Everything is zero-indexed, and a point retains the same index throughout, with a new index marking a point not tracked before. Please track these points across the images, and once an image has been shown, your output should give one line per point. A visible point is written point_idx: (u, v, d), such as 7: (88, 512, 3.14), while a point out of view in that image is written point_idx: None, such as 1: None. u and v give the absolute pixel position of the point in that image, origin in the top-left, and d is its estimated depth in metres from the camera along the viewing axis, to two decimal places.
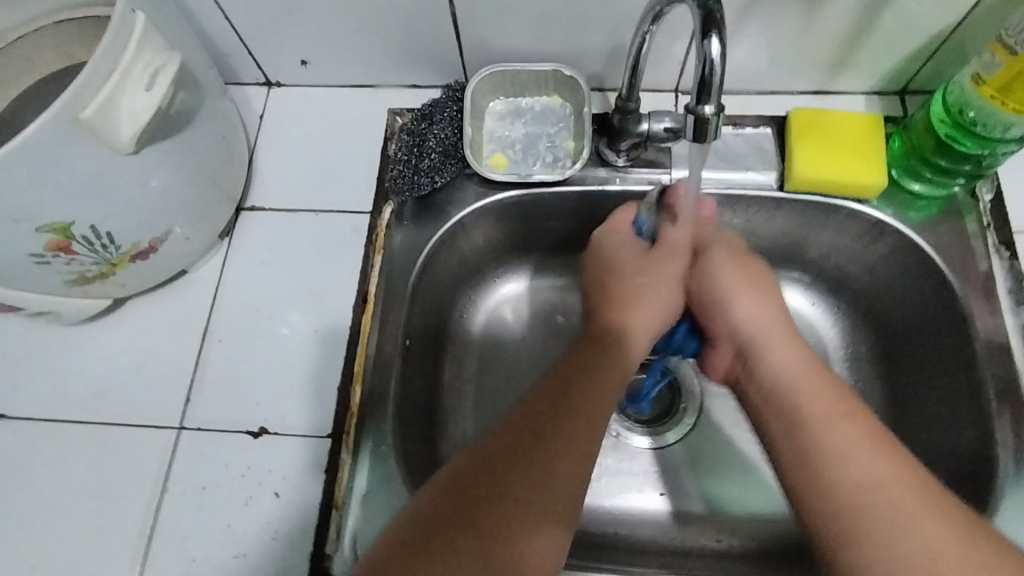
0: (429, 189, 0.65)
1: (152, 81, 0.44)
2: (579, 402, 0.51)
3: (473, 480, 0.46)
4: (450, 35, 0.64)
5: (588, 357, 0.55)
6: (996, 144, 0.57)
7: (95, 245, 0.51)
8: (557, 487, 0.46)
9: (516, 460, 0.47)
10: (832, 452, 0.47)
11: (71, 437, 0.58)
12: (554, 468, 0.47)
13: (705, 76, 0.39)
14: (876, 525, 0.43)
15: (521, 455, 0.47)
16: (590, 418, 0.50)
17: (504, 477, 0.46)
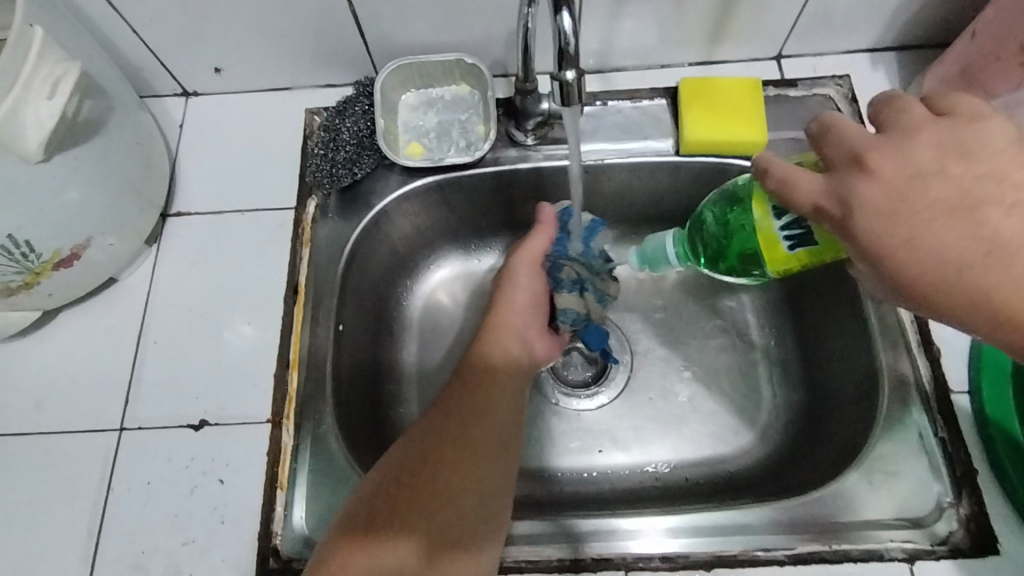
0: (350, 181, 0.68)
1: (54, 90, 0.47)
2: (482, 405, 0.56)
3: (398, 481, 0.52)
4: (355, 32, 0.67)
5: (483, 374, 0.58)
6: None
7: (14, 254, 0.52)
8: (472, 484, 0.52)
9: (433, 458, 0.53)
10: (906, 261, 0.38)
11: (10, 448, 0.59)
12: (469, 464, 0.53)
13: (562, 46, 0.43)
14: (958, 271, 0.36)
15: (439, 452, 0.53)
16: (490, 429, 0.55)
17: (426, 475, 0.52)
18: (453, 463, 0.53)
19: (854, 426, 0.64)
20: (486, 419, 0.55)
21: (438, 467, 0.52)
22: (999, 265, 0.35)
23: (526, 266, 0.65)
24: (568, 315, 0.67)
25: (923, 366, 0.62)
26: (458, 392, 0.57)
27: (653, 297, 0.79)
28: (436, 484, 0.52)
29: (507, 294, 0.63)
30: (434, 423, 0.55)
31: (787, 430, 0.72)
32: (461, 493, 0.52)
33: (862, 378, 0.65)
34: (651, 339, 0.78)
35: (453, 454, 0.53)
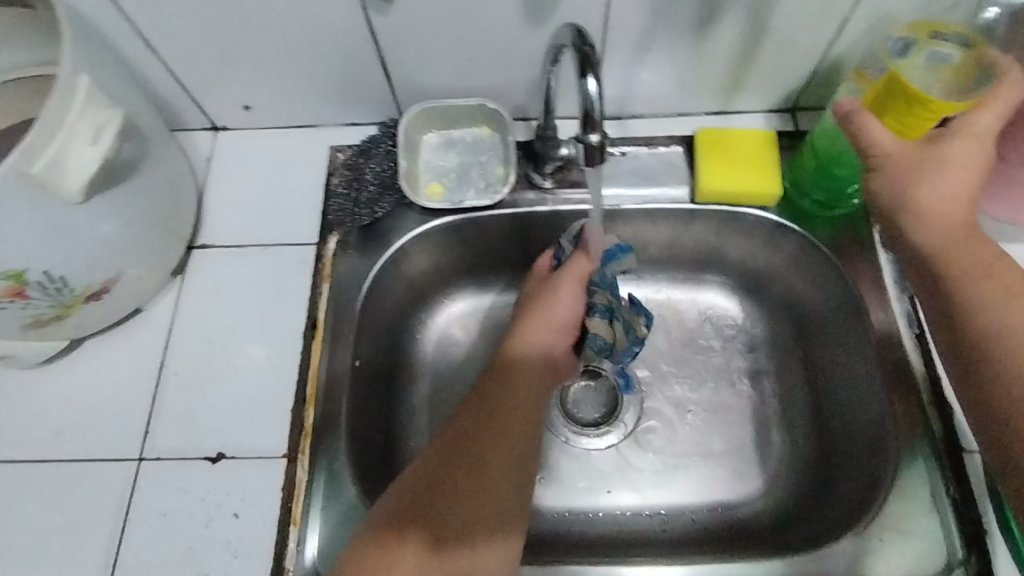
0: (370, 220, 0.70)
1: (97, 136, 0.49)
2: (500, 414, 0.59)
3: (421, 491, 0.54)
4: (381, 76, 0.69)
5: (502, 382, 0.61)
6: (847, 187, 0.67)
7: (49, 289, 0.53)
8: (487, 488, 0.55)
9: (454, 468, 0.55)
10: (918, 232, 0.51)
11: (32, 476, 0.61)
12: (486, 471, 0.55)
13: (587, 109, 0.44)
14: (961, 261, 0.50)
15: (454, 463, 0.55)
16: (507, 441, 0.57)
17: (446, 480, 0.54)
18: (474, 475, 0.55)
19: (869, 478, 0.64)
20: (507, 433, 0.58)
21: (459, 477, 0.55)
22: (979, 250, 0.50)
23: (563, 287, 0.67)
24: (596, 342, 0.68)
25: (937, 419, 0.62)
26: (476, 405, 0.60)
27: (664, 339, 0.80)
28: (457, 492, 0.54)
29: (543, 311, 0.66)
30: (455, 434, 0.57)
31: (798, 478, 0.72)
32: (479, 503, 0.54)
33: (875, 428, 0.65)
34: (662, 381, 0.78)
35: (471, 465, 0.55)
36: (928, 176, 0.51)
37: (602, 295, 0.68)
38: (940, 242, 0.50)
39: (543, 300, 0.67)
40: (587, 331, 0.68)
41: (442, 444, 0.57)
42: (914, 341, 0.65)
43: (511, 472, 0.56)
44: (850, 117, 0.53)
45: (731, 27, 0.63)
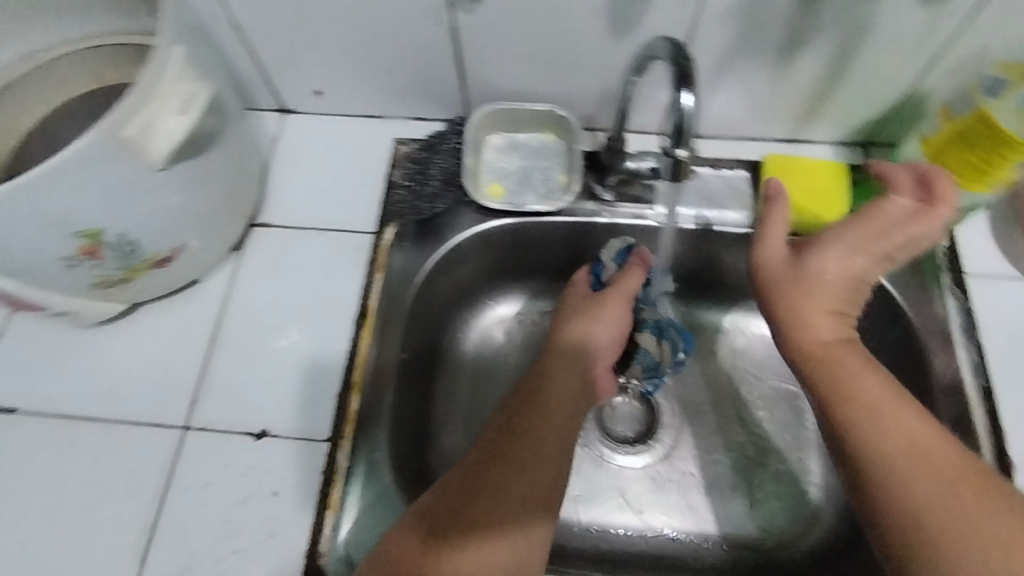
0: (430, 214, 0.70)
1: (186, 105, 0.49)
2: (537, 425, 0.57)
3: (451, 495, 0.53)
4: (455, 73, 0.70)
5: (543, 385, 0.60)
6: None
7: (121, 252, 0.54)
8: (512, 495, 0.52)
9: (486, 478, 0.53)
10: (835, 368, 0.50)
11: (80, 433, 0.62)
12: (517, 481, 0.53)
13: (681, 125, 0.44)
14: (872, 415, 0.47)
15: (489, 466, 0.54)
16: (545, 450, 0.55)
17: (479, 481, 0.53)
18: (505, 485, 0.53)
19: None
20: (538, 450, 0.55)
21: (489, 486, 0.53)
22: (846, 406, 0.48)
23: (607, 304, 0.65)
24: (644, 356, 0.73)
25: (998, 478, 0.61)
26: (519, 408, 0.58)
27: (709, 363, 0.79)
28: (486, 499, 0.52)
29: (588, 320, 0.65)
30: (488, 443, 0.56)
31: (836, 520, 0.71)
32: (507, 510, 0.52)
33: None
34: (703, 406, 0.77)
35: (502, 475, 0.53)
36: (807, 304, 0.52)
37: (650, 313, 0.73)
38: (807, 367, 0.51)
39: (585, 317, 0.65)
40: (635, 346, 0.73)
41: (484, 445, 0.56)
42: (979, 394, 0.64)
43: (540, 483, 0.54)
44: (772, 200, 0.56)
45: (816, 55, 0.62)
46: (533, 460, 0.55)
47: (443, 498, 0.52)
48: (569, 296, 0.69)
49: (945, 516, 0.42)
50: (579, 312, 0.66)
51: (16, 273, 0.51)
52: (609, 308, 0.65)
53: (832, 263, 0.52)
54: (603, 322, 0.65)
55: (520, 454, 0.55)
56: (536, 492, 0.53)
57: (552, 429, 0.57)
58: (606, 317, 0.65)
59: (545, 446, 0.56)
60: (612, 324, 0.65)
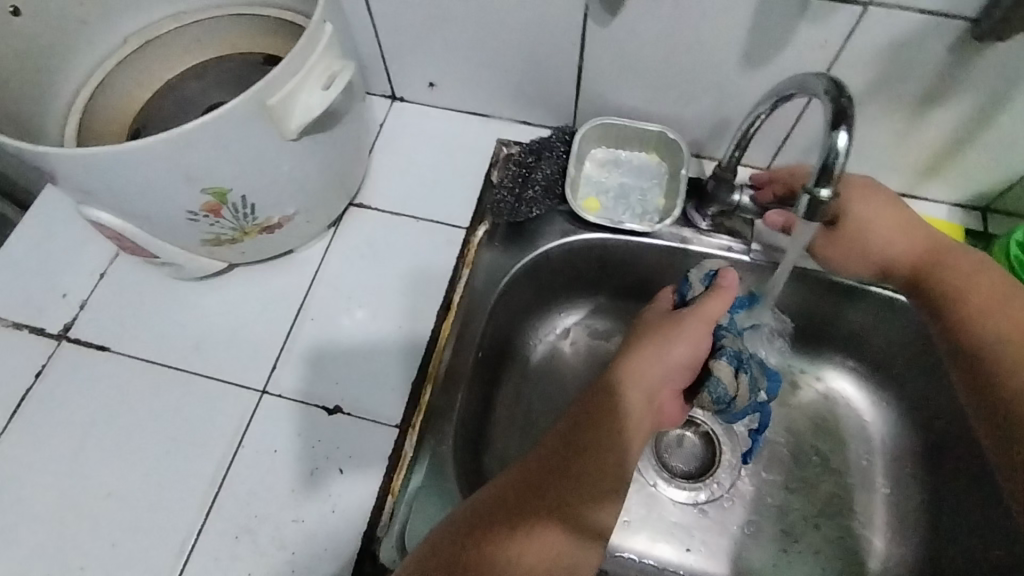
0: (524, 218, 0.70)
1: (329, 81, 0.51)
2: (598, 447, 0.54)
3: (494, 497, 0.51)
4: (573, 83, 0.70)
5: (611, 404, 0.57)
6: None
7: (239, 213, 0.56)
8: (559, 509, 0.50)
9: (537, 489, 0.51)
10: (949, 305, 0.54)
11: (164, 381, 0.63)
12: (569, 497, 0.51)
13: (829, 163, 0.43)
14: (991, 334, 0.51)
15: (547, 478, 0.52)
16: (605, 476, 0.53)
17: (535, 489, 0.51)
18: (555, 496, 0.51)
19: None
20: (596, 472, 0.53)
21: (539, 498, 0.51)
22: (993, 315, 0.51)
23: (685, 329, 0.61)
24: (717, 388, 0.63)
25: None
26: (583, 424, 0.56)
27: (783, 410, 0.76)
28: (536, 508, 0.50)
29: (660, 347, 0.60)
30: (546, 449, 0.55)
31: None
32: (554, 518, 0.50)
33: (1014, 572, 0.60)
34: (771, 453, 0.74)
35: (552, 486, 0.52)
36: (937, 270, 0.55)
37: (731, 341, 0.65)
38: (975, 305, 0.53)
39: (659, 341, 0.61)
40: (709, 373, 0.63)
41: (546, 455, 0.54)
42: None
43: (592, 508, 0.51)
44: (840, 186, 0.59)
45: (953, 111, 0.60)
46: (591, 477, 0.53)
47: (498, 497, 0.51)
48: (646, 316, 0.65)
49: None
50: (654, 331, 0.62)
51: (141, 219, 0.53)
52: (686, 331, 0.61)
53: (897, 243, 0.58)
54: (679, 346, 0.60)
55: (580, 471, 0.53)
56: (585, 513, 0.51)
57: (614, 454, 0.54)
58: (682, 340, 0.60)
59: (604, 471, 0.53)
60: (688, 350, 0.60)
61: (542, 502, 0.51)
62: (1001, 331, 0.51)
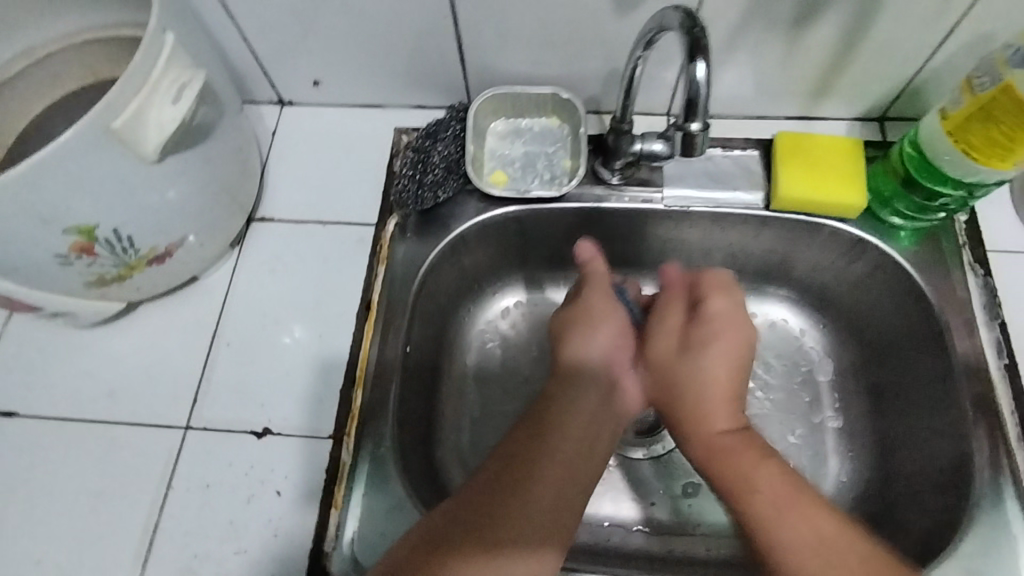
0: (432, 204, 0.67)
1: (178, 94, 0.48)
2: (530, 464, 0.52)
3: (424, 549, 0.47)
4: (456, 58, 0.68)
5: (548, 418, 0.56)
6: (943, 197, 0.62)
7: (116, 248, 0.53)
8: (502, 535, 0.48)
9: (480, 512, 0.49)
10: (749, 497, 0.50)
11: (81, 435, 0.60)
12: (527, 515, 0.49)
13: (692, 96, 0.45)
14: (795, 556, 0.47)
15: (493, 500, 0.50)
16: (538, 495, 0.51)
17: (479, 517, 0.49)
18: (499, 523, 0.49)
19: (937, 516, 0.61)
20: (533, 485, 0.51)
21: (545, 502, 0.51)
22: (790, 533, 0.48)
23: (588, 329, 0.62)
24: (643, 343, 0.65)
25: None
26: (511, 447, 0.54)
27: None
28: (460, 554, 0.47)
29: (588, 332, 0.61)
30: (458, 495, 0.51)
31: (858, 508, 0.68)
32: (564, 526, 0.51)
33: (950, 463, 0.62)
34: None
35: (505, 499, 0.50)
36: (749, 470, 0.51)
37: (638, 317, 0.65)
38: (780, 525, 0.48)
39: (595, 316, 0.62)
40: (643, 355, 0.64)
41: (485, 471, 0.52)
42: (1003, 374, 0.61)
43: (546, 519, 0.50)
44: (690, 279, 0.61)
45: (828, 24, 0.60)
46: (533, 487, 0.51)
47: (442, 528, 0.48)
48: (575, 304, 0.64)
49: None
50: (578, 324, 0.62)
51: (7, 272, 0.50)
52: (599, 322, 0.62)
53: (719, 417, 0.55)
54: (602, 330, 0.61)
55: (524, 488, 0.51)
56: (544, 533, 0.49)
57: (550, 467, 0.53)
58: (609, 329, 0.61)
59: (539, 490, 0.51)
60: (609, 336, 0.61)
61: (484, 534, 0.48)
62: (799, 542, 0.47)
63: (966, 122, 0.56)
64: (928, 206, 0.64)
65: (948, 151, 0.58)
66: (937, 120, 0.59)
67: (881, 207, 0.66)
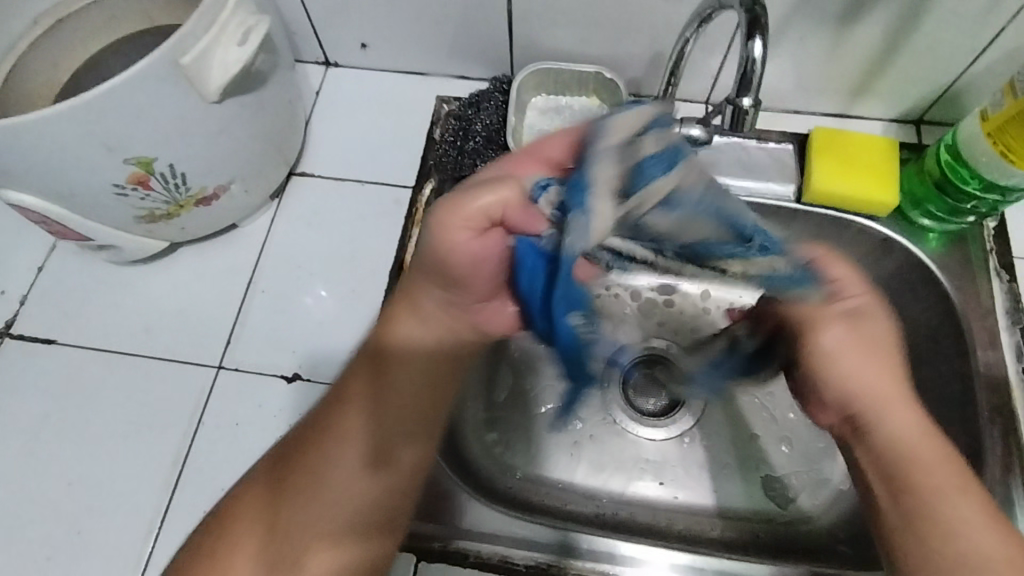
0: (470, 171, 0.69)
1: (245, 37, 0.49)
2: (379, 448, 0.48)
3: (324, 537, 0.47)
4: (504, 31, 0.69)
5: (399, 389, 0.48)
6: (977, 200, 0.63)
7: (169, 183, 0.54)
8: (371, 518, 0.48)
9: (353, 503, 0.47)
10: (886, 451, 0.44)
11: (117, 366, 0.62)
12: (388, 497, 0.49)
13: (748, 72, 0.49)
14: (946, 525, 0.42)
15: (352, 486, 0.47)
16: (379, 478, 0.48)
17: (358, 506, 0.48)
18: (368, 507, 0.48)
19: None
20: (388, 468, 0.48)
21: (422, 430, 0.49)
22: (908, 494, 0.43)
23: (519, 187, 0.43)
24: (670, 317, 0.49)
25: None
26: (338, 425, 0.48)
27: None
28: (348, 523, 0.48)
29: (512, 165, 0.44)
30: (323, 521, 0.47)
31: None
32: (421, 433, 0.49)
33: None
34: None
35: (309, 494, 0.47)
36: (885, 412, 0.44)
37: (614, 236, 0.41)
38: (942, 486, 0.43)
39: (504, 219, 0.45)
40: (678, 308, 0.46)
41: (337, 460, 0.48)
42: (1019, 379, 0.63)
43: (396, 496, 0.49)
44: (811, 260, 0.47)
45: (876, 21, 0.61)
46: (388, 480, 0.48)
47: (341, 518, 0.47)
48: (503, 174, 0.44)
49: (958, 540, 0.42)
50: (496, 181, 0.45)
51: (65, 197, 0.52)
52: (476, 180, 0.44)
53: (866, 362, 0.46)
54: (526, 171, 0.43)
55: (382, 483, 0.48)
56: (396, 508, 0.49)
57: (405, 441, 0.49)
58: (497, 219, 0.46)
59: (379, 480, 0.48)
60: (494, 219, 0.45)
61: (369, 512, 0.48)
62: (945, 505, 0.42)
63: (1009, 122, 0.57)
64: (960, 209, 0.65)
65: (984, 153, 0.59)
66: (976, 121, 0.60)
67: (911, 208, 0.67)
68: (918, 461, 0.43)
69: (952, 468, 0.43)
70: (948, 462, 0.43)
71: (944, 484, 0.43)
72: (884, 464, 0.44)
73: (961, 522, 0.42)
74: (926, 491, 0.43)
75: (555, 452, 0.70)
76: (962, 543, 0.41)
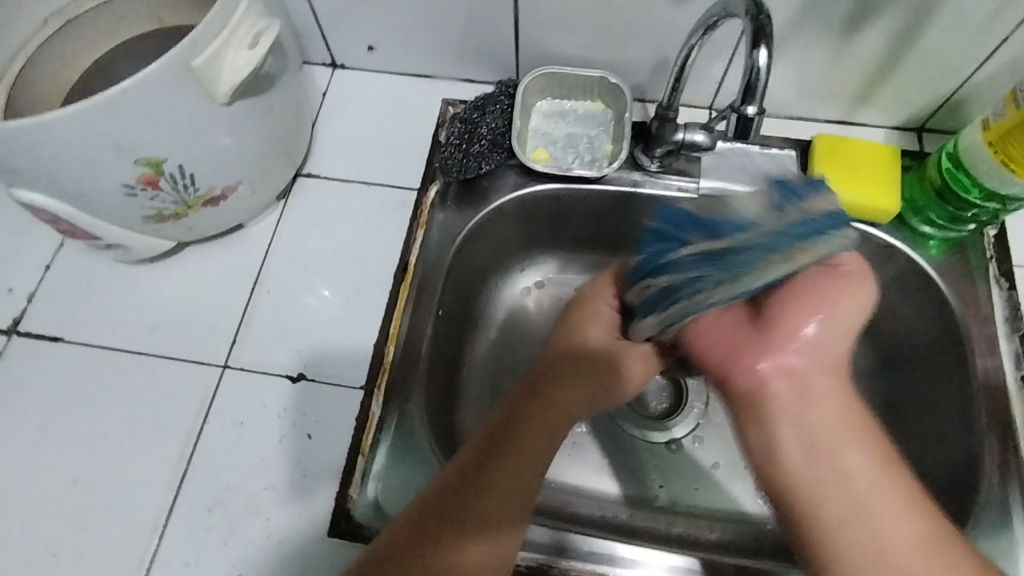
0: (475, 174, 0.69)
1: (255, 41, 0.50)
2: (486, 476, 0.47)
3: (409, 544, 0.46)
4: (510, 35, 0.70)
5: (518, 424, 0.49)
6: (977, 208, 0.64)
7: (178, 184, 0.55)
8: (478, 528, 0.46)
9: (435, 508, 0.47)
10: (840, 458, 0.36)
11: (123, 364, 0.63)
12: (479, 513, 0.47)
13: (752, 80, 0.50)
14: (837, 522, 0.36)
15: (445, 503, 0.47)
16: (490, 501, 0.47)
17: (439, 519, 0.46)
18: (462, 520, 0.46)
19: None
20: (484, 488, 0.47)
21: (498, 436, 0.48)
22: (841, 492, 0.36)
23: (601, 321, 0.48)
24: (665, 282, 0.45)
25: None
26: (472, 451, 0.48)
27: None
28: (453, 529, 0.46)
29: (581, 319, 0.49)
30: (497, 512, 0.47)
31: None
32: (533, 472, 0.48)
33: (958, 467, 0.64)
34: None
35: (486, 492, 0.47)
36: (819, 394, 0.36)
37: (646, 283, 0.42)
38: (834, 496, 0.36)
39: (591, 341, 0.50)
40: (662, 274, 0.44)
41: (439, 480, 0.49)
42: (1018, 386, 0.63)
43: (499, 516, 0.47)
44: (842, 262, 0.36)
45: (879, 30, 0.62)
46: (481, 507, 0.47)
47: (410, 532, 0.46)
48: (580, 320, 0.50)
49: (840, 538, 0.36)
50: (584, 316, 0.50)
51: (75, 197, 0.52)
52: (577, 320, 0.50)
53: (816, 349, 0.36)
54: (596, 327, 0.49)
55: (468, 511, 0.46)
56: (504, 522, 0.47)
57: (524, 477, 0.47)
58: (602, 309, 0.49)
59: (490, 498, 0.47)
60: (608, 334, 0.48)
61: (461, 523, 0.46)
62: (833, 502, 0.36)
63: (1012, 131, 0.57)
64: (960, 217, 0.65)
65: (985, 161, 0.60)
66: (978, 130, 0.61)
67: (912, 215, 0.68)
68: (839, 457, 0.36)
69: (890, 477, 0.36)
70: (892, 475, 0.37)
71: (875, 495, 0.36)
72: (797, 459, 0.36)
73: (856, 513, 0.36)
74: (808, 500, 0.36)
75: (556, 455, 0.71)
76: (854, 533, 0.36)
